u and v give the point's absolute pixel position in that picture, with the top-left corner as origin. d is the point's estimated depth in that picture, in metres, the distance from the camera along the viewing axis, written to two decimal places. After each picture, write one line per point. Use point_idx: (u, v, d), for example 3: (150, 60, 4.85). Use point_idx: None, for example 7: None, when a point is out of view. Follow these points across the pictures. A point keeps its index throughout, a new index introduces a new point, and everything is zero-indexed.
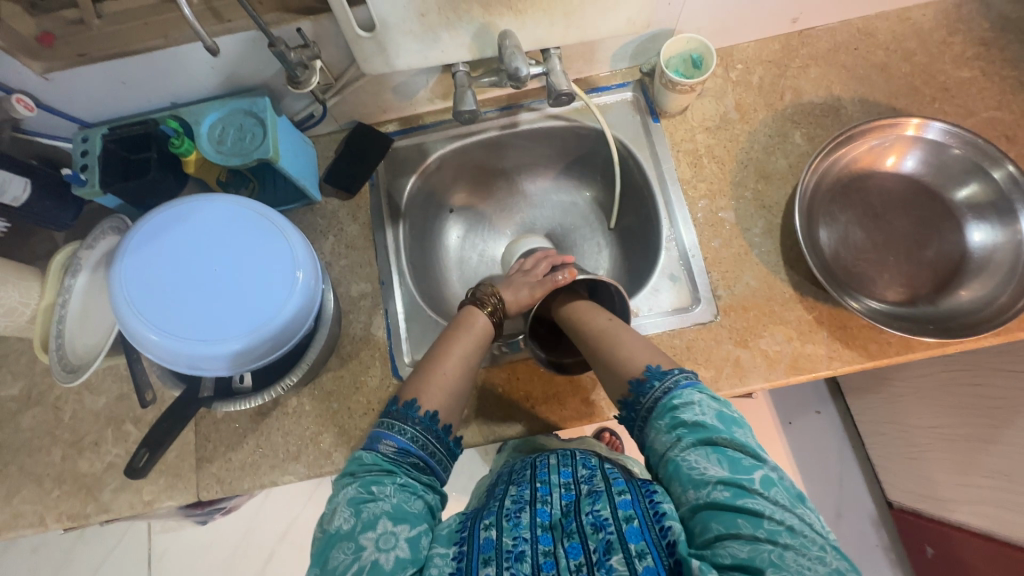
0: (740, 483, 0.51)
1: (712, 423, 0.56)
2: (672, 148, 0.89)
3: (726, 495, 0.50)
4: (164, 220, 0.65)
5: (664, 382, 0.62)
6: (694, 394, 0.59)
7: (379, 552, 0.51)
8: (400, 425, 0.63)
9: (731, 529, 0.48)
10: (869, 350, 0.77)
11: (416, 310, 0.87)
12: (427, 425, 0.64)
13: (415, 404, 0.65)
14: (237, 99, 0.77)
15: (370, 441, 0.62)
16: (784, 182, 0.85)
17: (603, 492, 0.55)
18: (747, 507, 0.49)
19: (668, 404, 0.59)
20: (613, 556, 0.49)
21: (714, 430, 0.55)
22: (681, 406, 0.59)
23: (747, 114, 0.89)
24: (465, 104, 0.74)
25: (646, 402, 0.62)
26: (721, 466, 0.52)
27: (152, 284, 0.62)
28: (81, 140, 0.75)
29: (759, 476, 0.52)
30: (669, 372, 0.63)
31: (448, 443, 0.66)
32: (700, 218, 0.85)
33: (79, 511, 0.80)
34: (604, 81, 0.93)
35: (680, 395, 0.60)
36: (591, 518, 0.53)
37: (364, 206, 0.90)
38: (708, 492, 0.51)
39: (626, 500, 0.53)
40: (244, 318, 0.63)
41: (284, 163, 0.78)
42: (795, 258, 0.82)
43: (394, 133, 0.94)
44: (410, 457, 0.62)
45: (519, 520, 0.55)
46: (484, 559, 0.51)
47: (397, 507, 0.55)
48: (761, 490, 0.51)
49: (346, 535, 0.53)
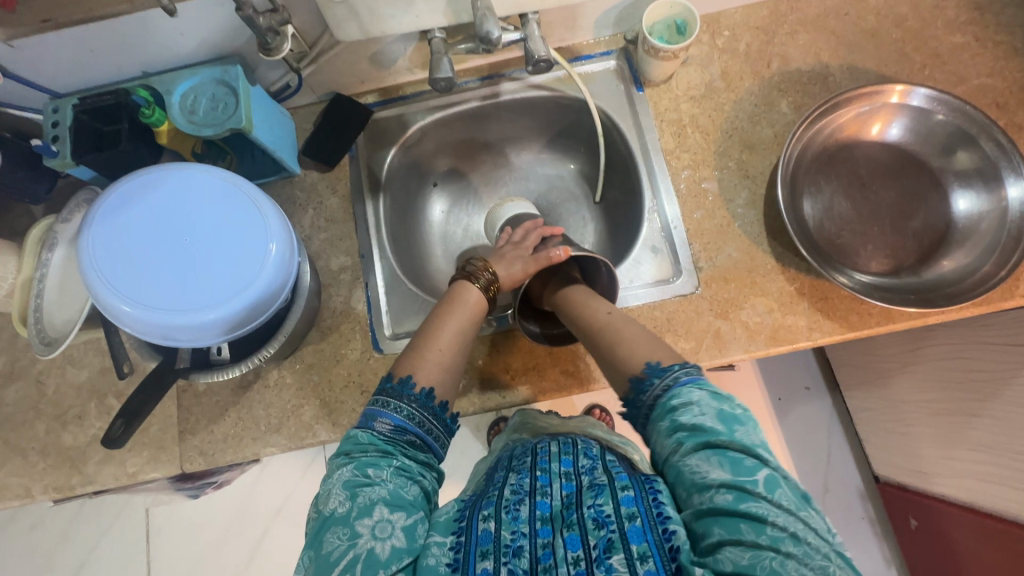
0: (743, 489, 0.48)
1: (712, 424, 0.53)
2: (656, 118, 0.87)
3: (728, 501, 0.48)
4: (132, 190, 0.64)
5: (664, 376, 0.59)
6: (694, 393, 0.56)
7: (375, 541, 0.51)
8: (396, 402, 0.63)
9: (734, 537, 0.46)
10: (850, 321, 0.77)
11: (395, 282, 0.87)
12: (423, 403, 0.64)
13: (410, 382, 0.65)
14: (209, 68, 0.75)
15: (365, 419, 0.62)
16: (769, 152, 0.84)
17: (606, 487, 0.53)
18: (751, 513, 0.47)
19: (669, 405, 0.56)
20: (613, 556, 0.47)
21: (714, 432, 0.52)
22: (680, 407, 0.55)
23: (733, 82, 0.87)
24: (440, 71, 0.73)
25: (648, 395, 0.59)
26: (723, 470, 0.49)
27: (123, 254, 0.62)
28: (52, 111, 0.74)
29: (762, 479, 0.49)
30: (670, 369, 0.60)
31: (445, 420, 0.66)
32: (683, 189, 0.84)
33: (65, 482, 0.81)
34: (587, 49, 0.91)
35: (678, 396, 0.56)
36: (592, 512, 0.51)
37: (344, 178, 0.89)
38: (710, 498, 0.48)
39: (630, 496, 0.52)
40: (217, 288, 0.62)
41: (259, 134, 0.77)
42: (778, 229, 0.81)
43: (373, 104, 0.92)
44: (407, 435, 0.61)
45: (518, 513, 0.54)
46: (482, 552, 0.50)
47: (394, 493, 0.55)
48: (765, 495, 0.48)
49: (341, 519, 0.53)
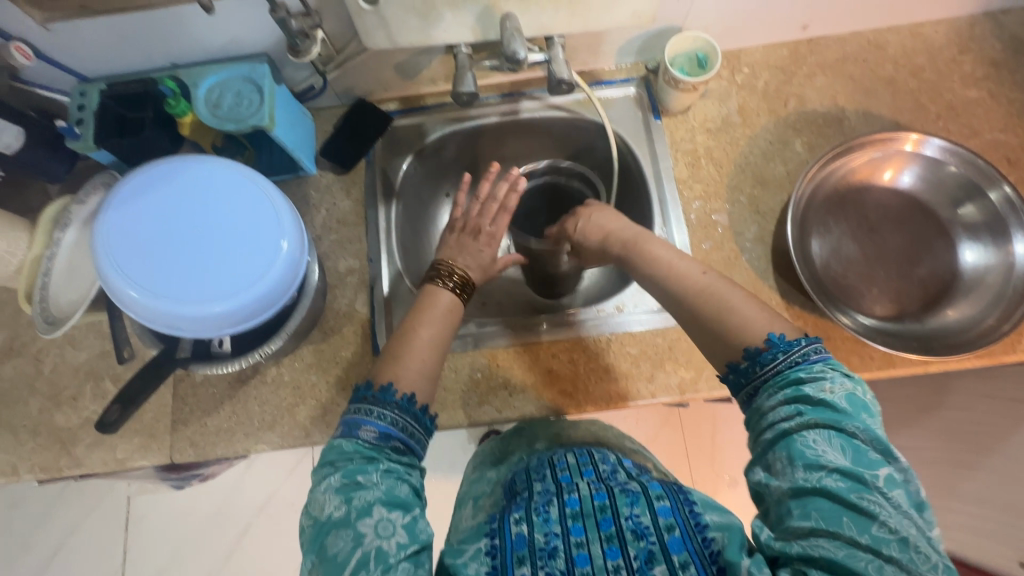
0: (861, 477, 0.47)
1: (841, 406, 0.51)
2: (671, 147, 0.89)
3: (839, 488, 0.47)
4: (145, 179, 0.63)
5: (790, 351, 0.56)
6: (827, 371, 0.53)
7: (380, 539, 0.52)
8: (379, 410, 0.62)
9: (832, 528, 0.45)
10: (852, 363, 0.77)
11: (398, 287, 0.86)
12: (406, 409, 0.63)
13: (390, 389, 0.63)
14: (237, 65, 0.77)
15: (348, 427, 0.61)
16: (780, 190, 0.85)
17: (640, 497, 0.54)
18: (858, 506, 0.46)
19: (789, 370, 0.54)
20: (655, 567, 0.48)
21: (841, 415, 0.50)
22: (808, 381, 0.53)
23: (749, 118, 0.88)
24: (464, 85, 0.74)
25: (761, 364, 0.56)
26: (843, 457, 0.48)
27: (134, 241, 0.62)
28: (78, 94, 0.76)
29: (883, 475, 0.47)
30: (796, 343, 0.56)
31: (426, 422, 0.65)
32: (694, 219, 0.85)
33: (53, 463, 0.81)
34: (608, 75, 0.92)
35: (810, 373, 0.54)
36: (630, 523, 0.52)
37: (359, 182, 0.90)
38: (819, 478, 0.47)
39: (665, 506, 0.53)
40: (227, 281, 0.63)
41: (279, 132, 0.79)
42: (786, 266, 0.82)
43: (394, 112, 0.93)
44: (391, 441, 0.61)
45: (548, 514, 0.54)
46: (518, 557, 0.50)
47: (388, 494, 0.56)
48: (884, 492, 0.46)
49: (341, 522, 0.54)
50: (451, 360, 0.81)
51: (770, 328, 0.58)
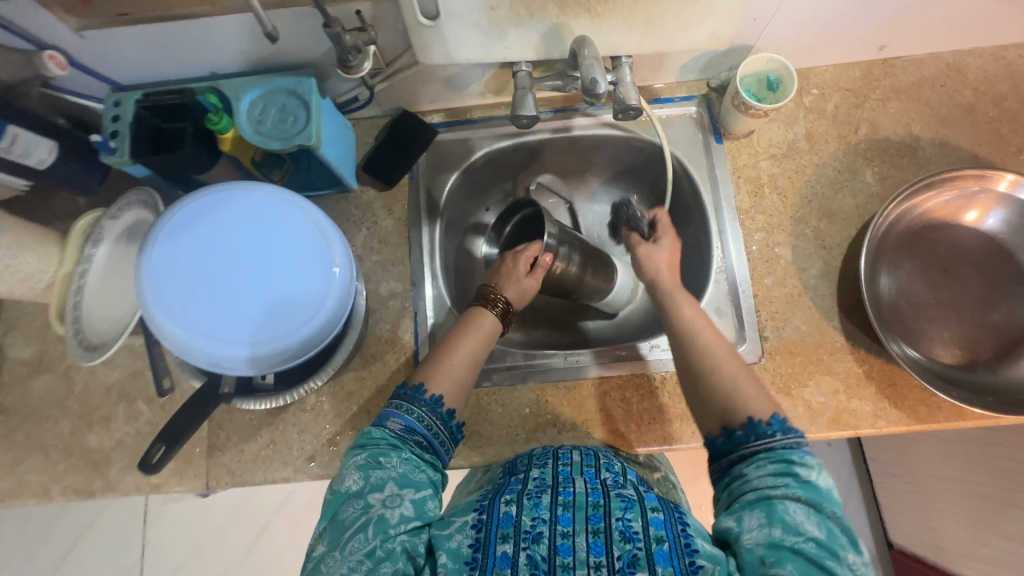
0: (832, 551, 0.49)
1: (822, 489, 0.53)
2: (732, 173, 0.84)
3: (814, 553, 0.49)
4: (193, 211, 0.60)
5: (788, 434, 0.57)
6: (815, 460, 0.55)
7: (386, 509, 0.56)
8: (409, 405, 0.66)
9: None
10: (918, 413, 0.74)
11: (442, 312, 0.83)
12: (433, 408, 0.67)
13: (422, 387, 0.67)
14: (282, 78, 0.72)
15: (379, 417, 0.65)
16: (848, 224, 0.81)
17: (634, 503, 0.57)
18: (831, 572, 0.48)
19: (787, 450, 0.56)
20: (636, 571, 0.50)
21: (822, 495, 0.53)
22: (799, 463, 0.55)
23: (817, 144, 0.83)
24: (524, 108, 0.69)
25: (757, 436, 0.58)
26: (819, 529, 0.50)
27: (179, 278, 0.58)
28: (113, 104, 0.72)
29: (852, 556, 0.50)
30: (795, 429, 0.57)
31: (452, 427, 0.68)
32: (754, 252, 0.81)
33: (86, 486, 0.79)
34: (667, 92, 0.87)
35: (800, 454, 0.55)
36: (620, 524, 0.54)
37: (402, 200, 0.85)
38: (796, 542, 0.49)
39: (657, 517, 0.56)
40: (278, 322, 0.60)
41: (324, 150, 0.74)
42: (851, 306, 0.78)
43: (439, 125, 0.88)
44: (415, 435, 0.65)
45: (538, 502, 0.58)
46: (502, 534, 0.54)
47: (403, 475, 0.59)
48: (850, 569, 0.49)
49: (356, 494, 0.57)
50: (497, 394, 0.78)
51: (775, 409, 0.60)
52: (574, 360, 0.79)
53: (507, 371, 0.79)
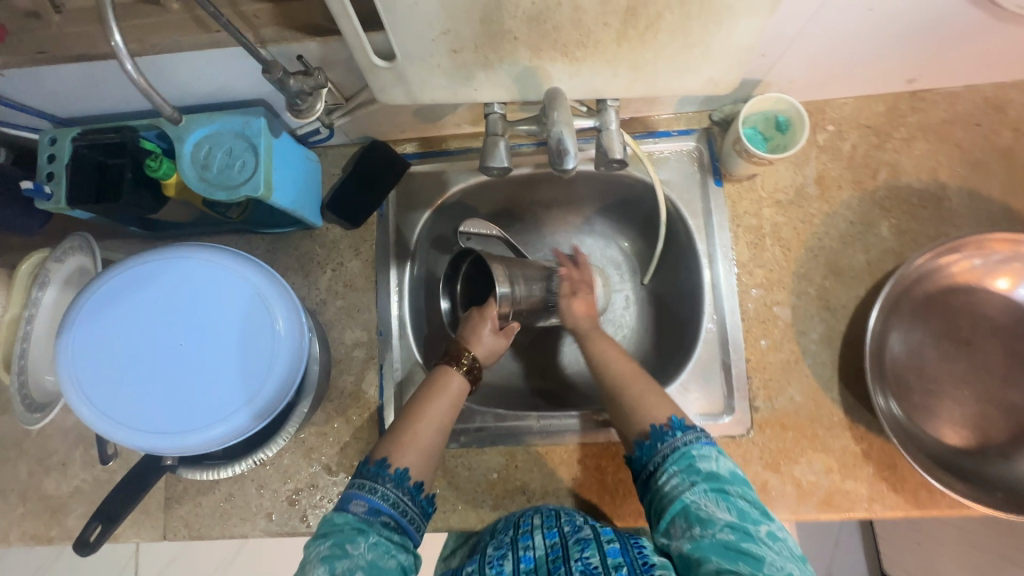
0: (747, 531, 0.50)
1: (725, 473, 0.55)
2: (731, 220, 0.76)
3: (731, 539, 0.49)
4: (122, 283, 0.56)
5: (687, 433, 0.59)
6: (714, 452, 0.57)
7: None
8: (373, 485, 0.57)
9: (730, 570, 0.47)
10: (918, 499, 0.68)
11: (407, 367, 0.78)
12: (399, 483, 0.58)
13: (386, 460, 0.59)
14: (229, 116, 0.64)
15: (341, 501, 0.56)
16: (856, 283, 0.73)
17: (591, 540, 0.54)
18: (750, 553, 0.48)
19: (687, 447, 0.58)
20: None
21: (727, 479, 0.54)
22: (699, 456, 0.56)
23: (828, 190, 0.75)
24: (495, 159, 0.61)
25: (661, 442, 0.59)
26: (729, 512, 0.51)
27: (109, 358, 0.54)
28: (49, 141, 0.65)
29: (765, 529, 0.51)
30: (692, 428, 0.60)
31: (422, 501, 0.59)
32: (750, 310, 0.74)
33: (44, 532, 0.77)
34: (663, 124, 0.79)
35: (699, 449, 0.57)
36: (579, 565, 0.51)
37: (370, 240, 0.80)
38: (713, 532, 0.50)
39: (615, 548, 0.53)
40: (217, 401, 0.55)
41: (277, 197, 0.68)
42: (854, 376, 0.71)
43: (411, 155, 0.82)
44: (381, 516, 0.55)
45: (501, 568, 0.54)
46: None
47: (373, 564, 0.50)
48: (766, 542, 0.49)
49: None
50: (465, 457, 0.73)
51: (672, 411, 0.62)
52: (547, 425, 0.74)
53: (475, 433, 0.75)
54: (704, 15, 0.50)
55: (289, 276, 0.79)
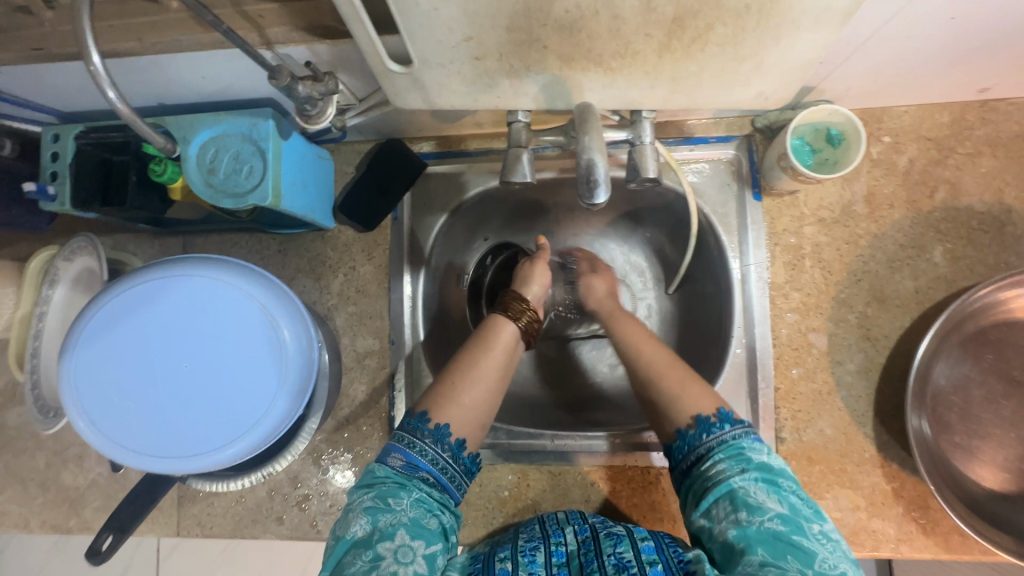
0: (798, 524, 0.49)
1: (775, 466, 0.53)
2: (768, 237, 0.71)
3: (780, 530, 0.48)
4: (128, 301, 0.54)
5: (735, 426, 0.55)
6: (762, 446, 0.54)
7: (398, 565, 0.47)
8: (414, 441, 0.55)
9: (779, 563, 0.45)
10: (950, 543, 0.65)
11: (417, 377, 0.75)
12: (441, 443, 0.55)
13: (426, 415, 0.56)
14: (236, 116, 0.60)
15: (381, 452, 0.56)
16: (901, 312, 0.68)
17: (625, 537, 0.55)
18: (801, 547, 0.47)
19: (738, 439, 0.54)
20: None
21: (777, 473, 0.52)
22: (747, 448, 0.54)
23: (878, 209, 0.69)
24: (516, 174, 0.57)
25: (707, 433, 0.55)
26: (780, 505, 0.50)
27: (116, 381, 0.53)
28: (51, 139, 0.62)
29: (818, 527, 0.49)
30: (740, 420, 0.56)
31: (466, 460, 0.57)
32: (783, 335, 0.69)
33: (63, 522, 0.78)
34: (701, 130, 0.73)
35: (744, 441, 0.54)
36: (613, 559, 0.52)
37: (383, 244, 0.76)
38: (762, 522, 0.48)
39: (649, 545, 0.53)
40: (222, 427, 0.54)
41: (287, 202, 0.65)
42: (890, 412, 0.67)
43: (429, 155, 0.77)
44: (419, 472, 0.54)
45: (534, 558, 0.54)
46: None
47: (415, 522, 0.50)
48: (819, 540, 0.48)
49: (361, 542, 0.49)
50: (476, 474, 0.72)
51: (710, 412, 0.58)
52: (562, 445, 0.72)
53: (488, 448, 0.73)
54: (760, 29, 0.45)
55: (300, 278, 0.77)
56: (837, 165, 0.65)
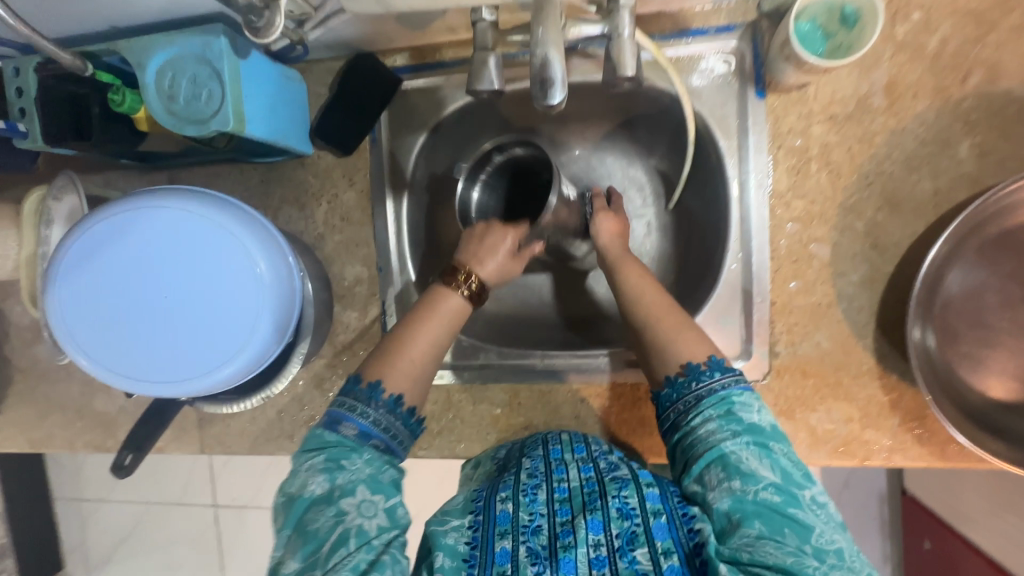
0: (792, 495, 0.50)
1: (767, 426, 0.54)
2: (771, 140, 0.64)
3: (775, 502, 0.49)
4: (101, 233, 0.55)
5: (725, 373, 0.56)
6: (752, 400, 0.55)
7: (362, 518, 0.49)
8: (362, 408, 0.55)
9: (775, 540, 0.47)
10: (945, 452, 0.63)
11: (407, 304, 0.76)
12: (391, 410, 0.56)
13: (377, 384, 0.56)
14: (187, 36, 0.57)
15: (329, 420, 0.56)
16: (915, 216, 0.62)
17: (629, 482, 0.54)
18: (797, 520, 0.48)
19: (727, 391, 0.55)
20: (636, 548, 0.49)
21: (767, 433, 0.53)
22: (742, 405, 0.54)
23: (898, 100, 0.61)
24: (482, 82, 0.52)
25: (697, 380, 0.56)
26: (774, 473, 0.51)
27: (100, 314, 0.55)
28: (12, 73, 0.60)
29: (809, 494, 0.50)
30: (730, 370, 0.56)
31: (412, 423, 0.58)
32: (782, 247, 0.65)
33: (101, 442, 0.86)
34: (699, 20, 0.65)
35: (737, 396, 0.55)
36: (616, 503, 0.52)
37: (363, 169, 0.74)
38: (758, 492, 0.49)
39: (654, 493, 0.54)
40: (209, 355, 0.56)
41: (254, 128, 0.62)
42: (893, 323, 0.63)
43: (403, 69, 0.73)
44: (372, 440, 0.55)
45: (536, 496, 0.54)
46: (500, 531, 0.51)
47: (372, 478, 0.52)
48: (812, 508, 0.50)
49: (324, 499, 0.50)
50: (470, 393, 0.74)
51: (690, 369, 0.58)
52: (551, 364, 0.73)
53: (481, 370, 0.75)
54: None
55: (285, 208, 0.76)
56: (851, 50, 0.57)
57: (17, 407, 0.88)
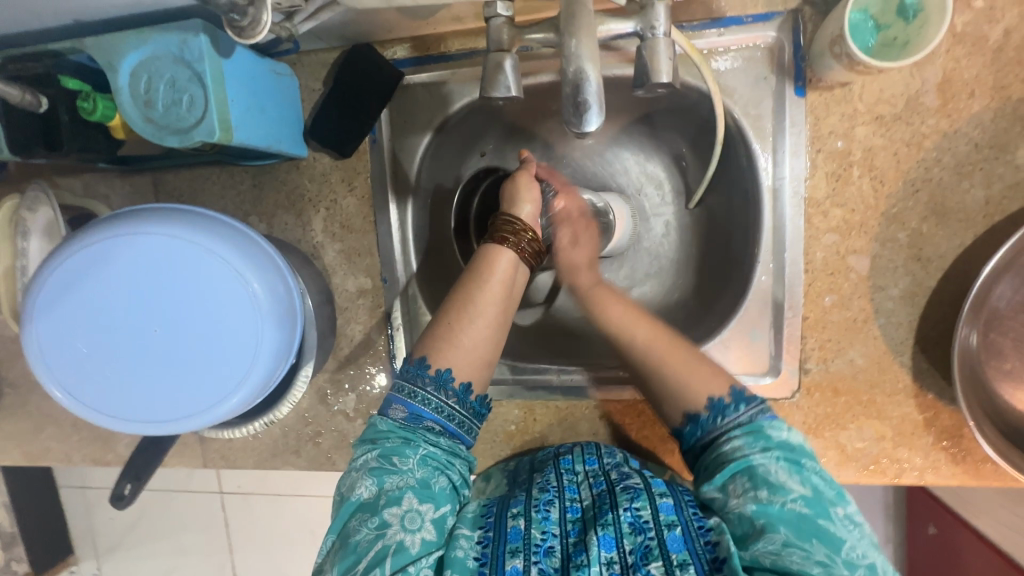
0: (823, 508, 0.47)
1: (797, 445, 0.51)
2: (810, 142, 0.59)
3: (805, 513, 0.46)
4: (77, 266, 0.50)
5: (749, 406, 0.54)
6: (783, 429, 0.52)
7: (405, 532, 0.47)
8: (421, 393, 0.53)
9: (802, 548, 0.44)
10: (980, 471, 0.61)
11: (415, 315, 0.71)
12: (461, 399, 0.53)
13: (426, 361, 0.53)
14: (161, 33, 0.50)
15: (384, 404, 0.54)
16: (963, 227, 0.57)
17: (643, 490, 0.51)
18: (827, 533, 0.45)
19: (754, 422, 0.52)
20: (650, 562, 0.46)
21: (798, 453, 0.51)
22: (770, 425, 0.52)
23: (953, 99, 0.56)
24: (497, 87, 0.46)
25: (721, 416, 0.53)
26: (804, 486, 0.48)
27: (85, 351, 0.51)
28: None
29: (841, 510, 0.47)
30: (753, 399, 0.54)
31: (473, 403, 0.55)
32: (818, 259, 0.61)
33: (99, 457, 0.83)
34: (735, 7, 0.58)
35: (767, 422, 0.52)
36: (627, 516, 0.49)
37: (363, 172, 0.68)
38: (784, 502, 0.47)
39: (668, 503, 0.50)
40: (208, 388, 0.52)
41: (243, 135, 0.56)
42: (933, 340, 0.60)
43: (404, 61, 0.66)
44: (424, 421, 0.53)
45: (548, 514, 0.52)
46: (510, 549, 0.48)
47: (422, 482, 0.50)
48: (844, 523, 0.46)
49: (368, 505, 0.48)
50: None
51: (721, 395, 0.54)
52: (568, 380, 0.70)
53: (494, 385, 0.72)
54: None
55: (281, 215, 0.71)
56: (907, 46, 0.51)
57: (9, 421, 0.84)
